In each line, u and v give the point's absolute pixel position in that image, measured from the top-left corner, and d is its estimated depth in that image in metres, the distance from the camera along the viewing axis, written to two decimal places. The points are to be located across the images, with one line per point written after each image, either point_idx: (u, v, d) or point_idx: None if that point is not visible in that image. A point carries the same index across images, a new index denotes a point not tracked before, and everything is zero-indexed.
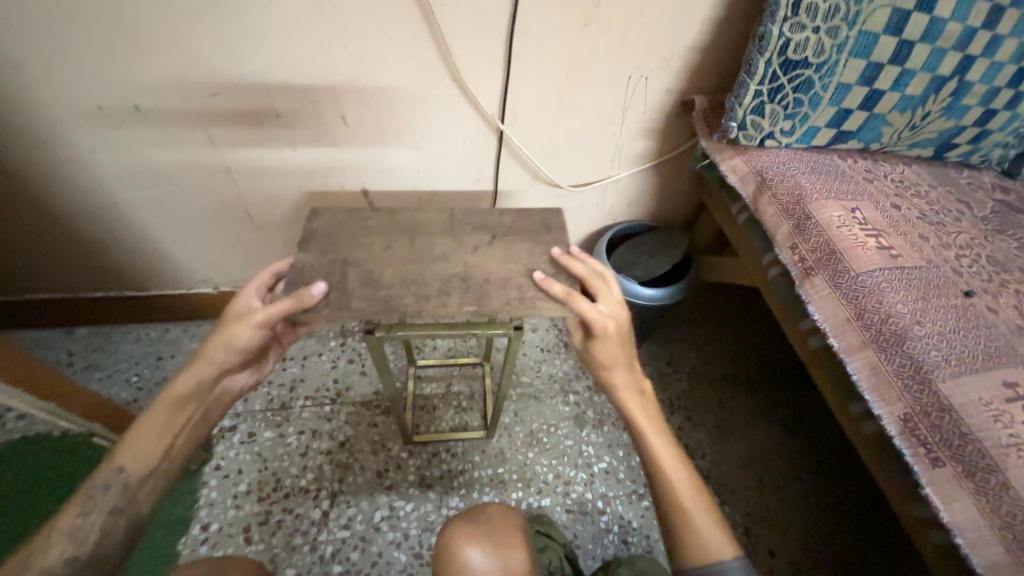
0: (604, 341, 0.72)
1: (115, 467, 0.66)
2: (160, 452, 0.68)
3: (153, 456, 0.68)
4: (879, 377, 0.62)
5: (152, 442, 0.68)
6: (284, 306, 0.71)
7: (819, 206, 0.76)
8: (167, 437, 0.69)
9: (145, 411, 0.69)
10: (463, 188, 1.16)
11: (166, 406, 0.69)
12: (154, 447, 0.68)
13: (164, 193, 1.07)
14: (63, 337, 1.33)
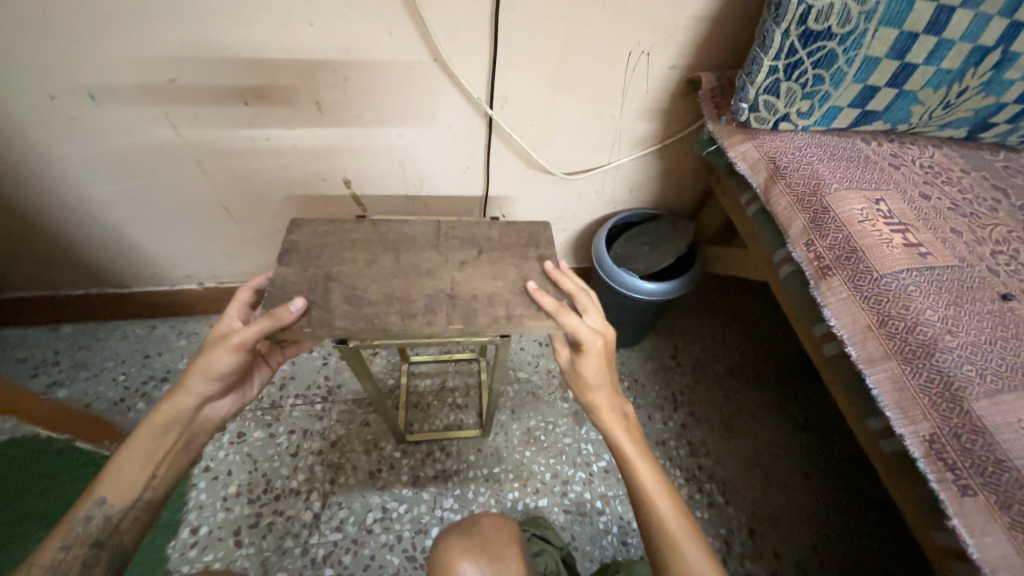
0: (588, 362, 0.69)
1: (95, 500, 0.64)
2: (140, 485, 0.65)
3: (135, 488, 0.65)
4: (903, 393, 0.56)
5: (135, 478, 0.65)
6: (260, 326, 0.65)
7: (838, 198, 0.68)
8: (149, 467, 0.66)
9: (127, 441, 0.66)
10: (454, 177, 1.08)
11: (149, 434, 0.66)
12: (133, 479, 0.65)
13: (137, 185, 1.02)
14: (48, 335, 1.29)
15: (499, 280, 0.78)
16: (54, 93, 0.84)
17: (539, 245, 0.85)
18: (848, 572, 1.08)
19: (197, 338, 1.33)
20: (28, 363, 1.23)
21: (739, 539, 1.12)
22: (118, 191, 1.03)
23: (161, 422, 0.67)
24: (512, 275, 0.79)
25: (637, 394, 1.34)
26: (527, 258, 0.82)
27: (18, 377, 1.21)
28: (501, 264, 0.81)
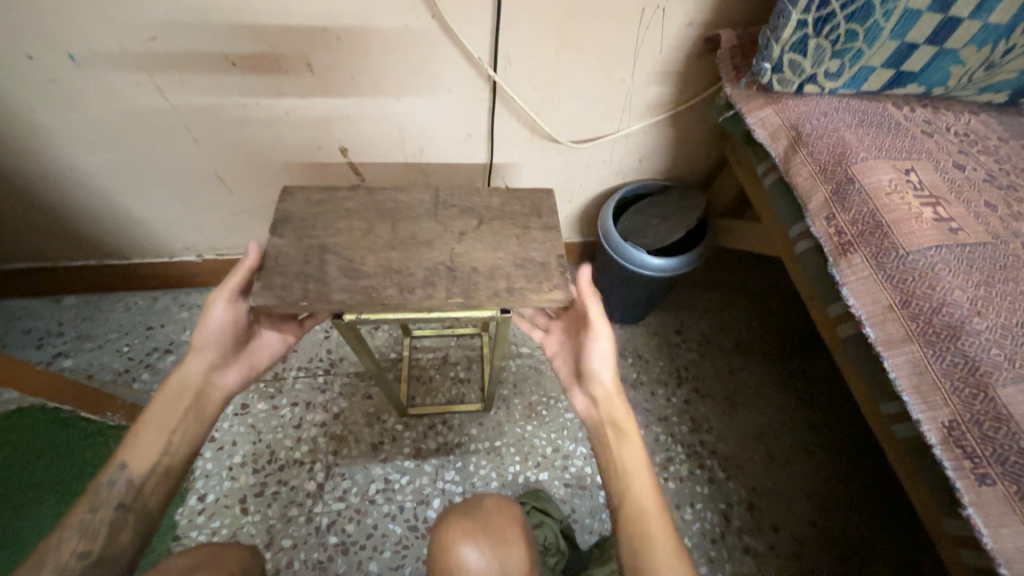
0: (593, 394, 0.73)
1: (116, 466, 0.64)
2: (157, 448, 0.66)
3: (153, 452, 0.65)
4: (923, 378, 0.53)
5: (150, 442, 0.66)
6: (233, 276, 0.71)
7: (865, 168, 0.63)
8: (164, 431, 0.67)
9: (144, 412, 0.68)
10: (456, 145, 1.03)
11: (163, 401, 0.68)
12: (149, 443, 0.66)
13: (126, 153, 0.98)
14: (51, 306, 1.29)
15: (499, 250, 0.75)
16: (32, 53, 0.79)
17: (541, 216, 0.80)
18: (846, 548, 1.09)
19: (198, 310, 1.32)
20: (33, 334, 1.23)
21: (738, 514, 1.12)
22: (108, 159, 0.99)
23: (173, 388, 0.69)
24: (513, 247, 0.76)
25: (640, 371, 1.32)
26: (530, 229, 0.78)
27: (23, 347, 1.21)
28: (502, 235, 0.77)
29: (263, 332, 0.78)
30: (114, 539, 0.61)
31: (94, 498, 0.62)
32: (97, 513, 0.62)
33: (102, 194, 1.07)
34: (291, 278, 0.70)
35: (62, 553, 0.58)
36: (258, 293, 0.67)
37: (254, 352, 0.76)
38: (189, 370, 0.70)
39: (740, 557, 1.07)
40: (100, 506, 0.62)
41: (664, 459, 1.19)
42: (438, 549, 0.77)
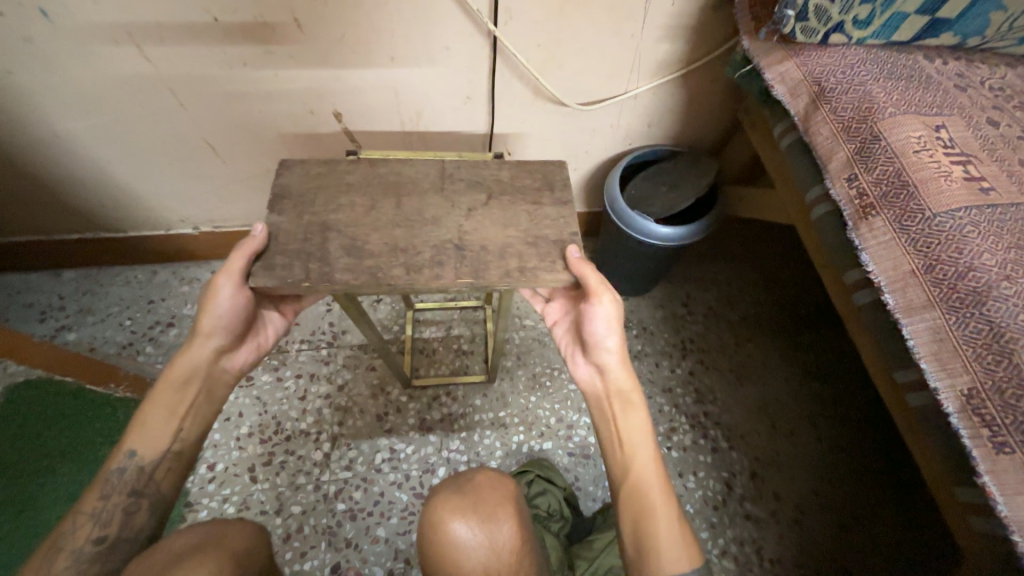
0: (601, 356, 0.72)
1: (124, 455, 0.64)
2: (168, 434, 0.66)
3: (165, 437, 0.66)
4: (944, 345, 0.51)
5: (161, 428, 0.65)
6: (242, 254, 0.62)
7: (892, 125, 0.59)
8: (173, 419, 0.66)
9: (148, 396, 0.66)
10: (455, 108, 0.98)
11: (168, 387, 0.66)
12: (160, 428, 0.65)
13: (114, 119, 0.95)
14: (50, 280, 1.27)
15: (510, 227, 0.68)
16: (4, 10, 0.75)
17: (554, 189, 0.73)
18: (845, 512, 1.10)
19: (199, 284, 1.30)
20: (35, 308, 1.23)
21: (739, 483, 1.13)
22: (95, 127, 0.96)
23: (178, 374, 0.67)
24: (525, 223, 0.69)
25: (645, 342, 1.31)
26: (541, 204, 0.71)
27: (26, 322, 1.21)
28: (511, 209, 0.70)
29: (265, 311, 0.75)
30: (133, 517, 0.62)
31: (104, 485, 0.63)
32: (109, 500, 0.62)
33: (92, 163, 1.04)
34: (293, 256, 0.63)
35: (78, 539, 0.59)
36: (258, 273, 0.62)
37: (259, 331, 0.74)
38: (197, 356, 0.67)
39: (741, 523, 1.09)
40: (111, 492, 0.62)
41: (668, 429, 1.19)
42: (430, 528, 0.73)
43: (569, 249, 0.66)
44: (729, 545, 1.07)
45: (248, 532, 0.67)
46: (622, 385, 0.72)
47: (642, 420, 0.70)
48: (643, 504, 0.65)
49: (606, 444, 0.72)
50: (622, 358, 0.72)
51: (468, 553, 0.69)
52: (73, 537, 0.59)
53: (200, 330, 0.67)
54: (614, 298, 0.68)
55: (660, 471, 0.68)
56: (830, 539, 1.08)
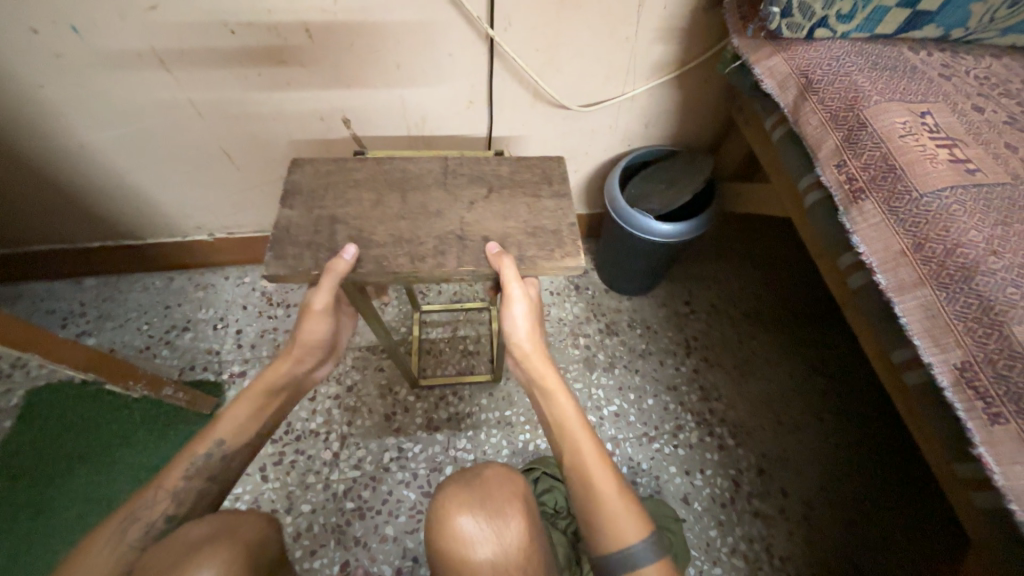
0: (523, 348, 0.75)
1: (212, 442, 0.70)
2: (252, 430, 0.73)
3: (247, 431, 0.73)
4: (935, 320, 0.52)
5: (246, 422, 0.73)
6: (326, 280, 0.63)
7: (878, 112, 0.61)
8: (261, 417, 0.74)
9: (241, 396, 0.73)
10: (458, 113, 1.02)
11: (265, 391, 0.74)
12: (247, 424, 0.72)
13: (136, 130, 1.00)
14: (73, 287, 1.32)
15: (509, 219, 0.71)
16: (38, 27, 0.80)
17: (553, 183, 0.75)
18: (856, 510, 1.09)
19: (214, 289, 1.34)
20: (58, 314, 1.28)
21: (747, 479, 1.13)
22: (119, 137, 1.01)
23: (269, 384, 0.74)
24: (524, 216, 0.71)
25: (649, 341, 1.32)
26: (540, 197, 0.74)
27: (49, 327, 1.26)
28: (511, 202, 0.72)
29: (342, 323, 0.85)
30: (154, 506, 0.64)
31: (189, 465, 0.68)
32: (191, 481, 0.67)
33: (114, 173, 1.10)
34: (302, 248, 0.66)
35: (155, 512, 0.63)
36: (270, 264, 0.65)
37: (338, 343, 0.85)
38: (296, 368, 0.77)
39: (750, 520, 1.08)
40: (195, 474, 0.68)
41: (674, 426, 1.20)
42: (437, 523, 0.69)
43: (486, 246, 0.67)
44: (739, 542, 1.06)
45: (259, 524, 0.63)
46: (541, 372, 0.74)
47: (568, 401, 0.73)
48: (585, 483, 0.68)
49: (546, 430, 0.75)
50: (536, 344, 0.75)
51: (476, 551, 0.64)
52: (151, 511, 0.64)
53: (297, 345, 0.75)
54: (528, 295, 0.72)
55: (597, 448, 0.70)
56: (841, 536, 1.06)
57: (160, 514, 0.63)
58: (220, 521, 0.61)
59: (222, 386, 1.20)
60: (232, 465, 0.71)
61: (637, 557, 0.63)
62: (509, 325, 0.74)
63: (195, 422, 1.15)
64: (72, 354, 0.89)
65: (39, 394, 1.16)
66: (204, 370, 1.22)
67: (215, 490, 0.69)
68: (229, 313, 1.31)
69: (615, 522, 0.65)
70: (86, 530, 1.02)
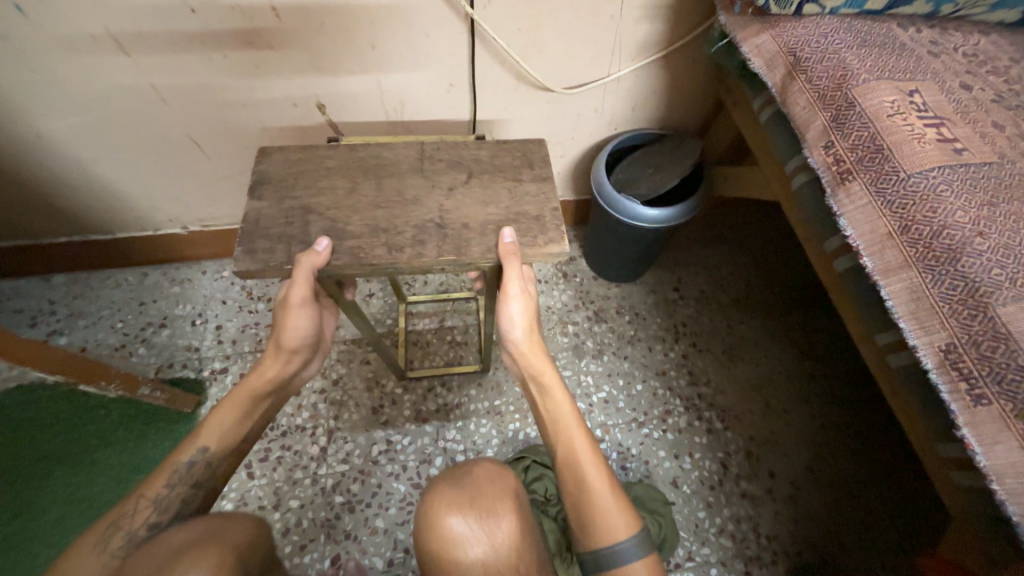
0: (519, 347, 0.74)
1: (195, 450, 0.68)
2: (240, 436, 0.72)
3: (235, 436, 0.71)
4: (921, 303, 0.51)
5: (232, 427, 0.71)
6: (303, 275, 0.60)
7: (867, 90, 0.60)
8: (248, 422, 0.73)
9: (223, 402, 0.71)
10: (439, 97, 0.99)
11: (246, 399, 0.72)
12: (234, 429, 0.71)
13: (97, 118, 0.95)
14: (40, 285, 1.27)
15: (490, 206, 0.68)
16: None
17: (535, 167, 0.73)
18: (840, 487, 1.11)
19: (191, 284, 1.30)
20: (25, 314, 1.22)
21: (735, 462, 1.14)
22: (78, 126, 0.96)
23: (255, 388, 0.73)
24: (506, 202, 0.69)
25: (638, 327, 1.32)
26: (522, 182, 0.71)
27: (16, 327, 1.20)
28: (491, 188, 0.70)
29: (325, 320, 0.83)
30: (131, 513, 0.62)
31: (171, 473, 0.66)
32: (174, 489, 0.65)
33: (76, 164, 1.04)
34: (274, 240, 0.63)
35: (136, 522, 0.61)
36: (240, 258, 0.62)
37: (322, 342, 0.84)
38: (284, 371, 0.75)
39: (738, 501, 1.10)
40: (177, 482, 0.65)
41: (663, 411, 1.20)
42: (426, 522, 0.68)
43: (503, 231, 0.65)
44: (727, 523, 1.08)
45: (252, 526, 0.60)
46: (537, 369, 0.74)
47: (564, 399, 0.74)
48: (577, 480, 0.70)
49: (541, 426, 0.77)
50: (533, 341, 0.74)
51: (467, 551, 0.64)
52: (132, 522, 0.62)
53: (283, 347, 0.73)
54: (526, 293, 0.71)
55: (591, 446, 0.72)
56: (826, 514, 1.09)
57: (140, 524, 0.61)
58: (212, 525, 0.58)
59: (203, 383, 1.17)
60: (214, 468, 0.68)
61: (625, 554, 0.65)
62: (506, 321, 0.73)
63: (176, 421, 1.12)
64: (39, 356, 0.85)
65: (10, 397, 1.11)
66: (183, 368, 1.18)
67: (201, 496, 0.67)
68: (208, 308, 1.27)
69: (606, 520, 0.67)
70: (65, 534, 0.99)
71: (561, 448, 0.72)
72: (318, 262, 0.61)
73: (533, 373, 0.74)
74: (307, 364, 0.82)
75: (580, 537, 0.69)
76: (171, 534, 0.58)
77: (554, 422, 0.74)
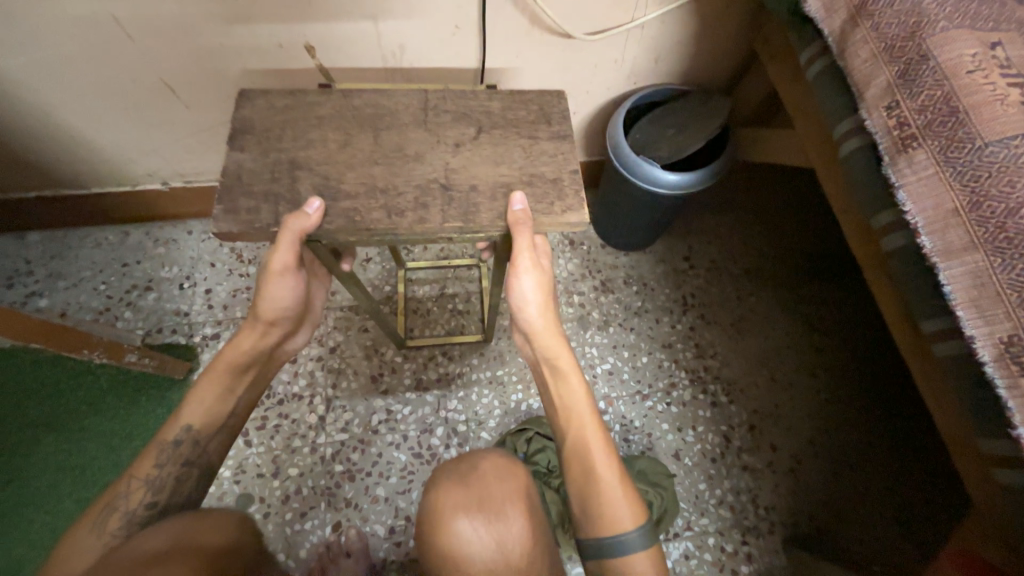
0: (533, 328, 0.69)
1: (180, 428, 0.65)
2: (224, 412, 0.68)
3: (219, 415, 0.68)
4: (986, 290, 0.46)
5: (217, 404, 0.67)
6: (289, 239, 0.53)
7: (944, 42, 0.52)
8: (229, 398, 0.69)
9: (202, 378, 0.67)
10: (442, 40, 0.88)
11: (226, 373, 0.67)
12: (216, 406, 0.67)
13: (53, 56, 0.83)
14: (15, 244, 1.19)
15: (502, 165, 0.61)
16: None
17: (552, 122, 0.65)
18: (840, 462, 1.11)
19: (176, 245, 1.22)
20: (1, 274, 1.15)
21: (738, 435, 1.14)
22: (32, 64, 0.84)
23: (232, 362, 0.68)
24: (519, 161, 0.61)
25: (646, 298, 1.27)
26: (537, 139, 0.63)
27: None
28: (504, 145, 0.62)
29: (314, 289, 0.77)
30: (128, 499, 0.60)
31: (158, 453, 0.63)
32: (163, 469, 0.63)
33: (36, 110, 0.94)
34: (258, 199, 0.56)
35: (131, 503, 0.60)
36: (221, 220, 0.55)
37: (311, 311, 0.78)
38: (262, 343, 0.70)
39: (738, 474, 1.10)
40: (166, 461, 0.63)
41: (667, 384, 1.18)
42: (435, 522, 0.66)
43: (513, 196, 0.58)
44: (726, 494, 1.08)
45: (231, 530, 0.57)
46: (552, 352, 0.70)
47: (579, 385, 0.70)
48: (586, 470, 0.68)
49: (551, 410, 0.74)
50: (548, 322, 0.69)
51: (469, 551, 0.62)
52: (126, 501, 0.60)
53: (259, 317, 0.67)
54: (541, 269, 0.65)
55: (602, 435, 0.69)
56: (824, 487, 1.09)
57: (134, 505, 0.60)
58: (188, 527, 0.55)
59: (195, 350, 1.12)
60: (200, 447, 0.65)
61: (628, 545, 0.64)
62: (518, 299, 0.67)
63: (168, 388, 1.09)
64: (14, 326, 0.78)
65: None
66: (173, 333, 1.13)
67: (193, 475, 0.65)
68: (196, 271, 1.20)
69: (613, 511, 0.66)
70: (60, 500, 0.98)
71: (571, 435, 0.70)
72: (310, 229, 0.54)
73: (547, 355, 0.70)
74: (290, 335, 0.76)
75: (584, 524, 0.68)
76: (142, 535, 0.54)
77: (565, 408, 0.71)
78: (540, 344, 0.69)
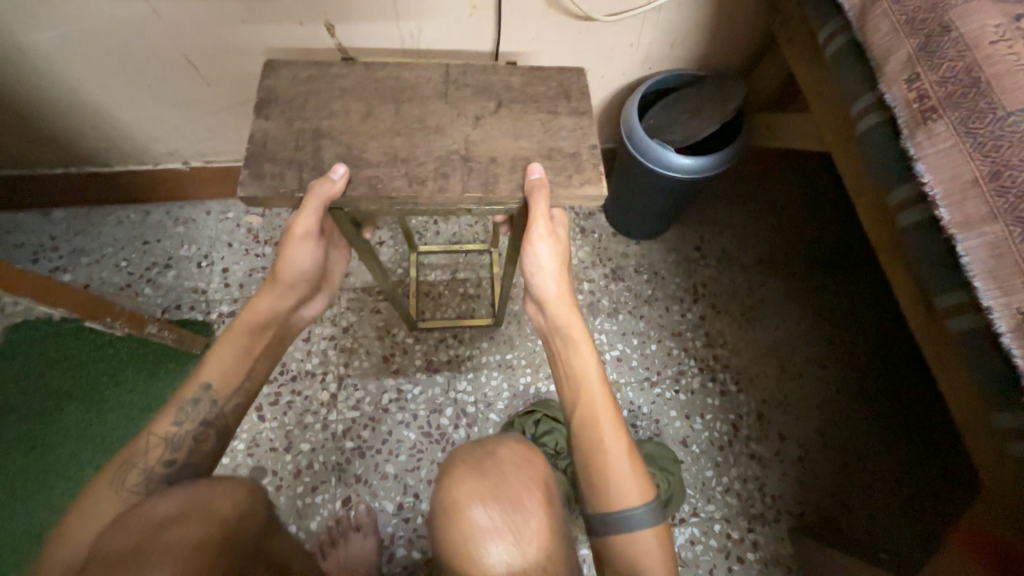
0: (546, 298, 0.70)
1: (199, 387, 0.66)
2: (242, 371, 0.70)
3: (237, 374, 0.69)
4: (1003, 261, 0.46)
5: (236, 363, 0.69)
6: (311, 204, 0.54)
7: (967, 13, 0.52)
8: (248, 359, 0.70)
9: (222, 337, 0.69)
10: (460, 21, 0.88)
11: (246, 332, 0.69)
12: (234, 367, 0.69)
13: (82, 31, 0.86)
14: (40, 220, 1.22)
15: (521, 138, 0.61)
16: None
17: (571, 98, 0.65)
18: (849, 453, 1.10)
19: (195, 225, 1.25)
20: (27, 249, 1.19)
21: (746, 424, 1.13)
22: (63, 39, 0.87)
23: (251, 322, 0.69)
24: (538, 135, 0.62)
25: (656, 286, 1.27)
26: (556, 113, 0.64)
27: (20, 261, 1.17)
28: (523, 119, 0.63)
29: (334, 256, 0.79)
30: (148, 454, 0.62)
31: (178, 412, 0.65)
32: (183, 427, 0.65)
33: (65, 85, 0.96)
34: (283, 165, 0.57)
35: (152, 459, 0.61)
36: (246, 184, 0.56)
37: (329, 280, 0.80)
38: (277, 305, 0.71)
39: (745, 462, 1.10)
40: (186, 420, 0.65)
41: (676, 371, 1.18)
42: (447, 511, 0.61)
43: (531, 166, 0.59)
44: (733, 482, 1.08)
45: (241, 503, 0.54)
46: (564, 323, 0.71)
47: (590, 356, 0.71)
48: (594, 443, 0.69)
49: (561, 382, 0.74)
50: (562, 294, 0.70)
51: (487, 546, 0.57)
52: (147, 457, 0.62)
53: (279, 280, 0.69)
54: (556, 239, 0.66)
55: (612, 409, 0.70)
56: (832, 477, 1.09)
57: (155, 461, 0.62)
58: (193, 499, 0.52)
59: (212, 326, 1.15)
60: (220, 408, 0.67)
61: (635, 519, 0.65)
62: (533, 266, 0.68)
63: (186, 362, 1.11)
64: (41, 290, 0.81)
65: (20, 332, 1.10)
66: (191, 310, 1.16)
67: (211, 436, 0.67)
68: (213, 251, 1.23)
69: (621, 485, 0.66)
70: (81, 466, 1.01)
71: (581, 408, 0.71)
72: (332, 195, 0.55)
73: (560, 324, 0.71)
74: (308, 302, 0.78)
75: (591, 497, 0.68)
76: (149, 503, 0.52)
77: (575, 380, 0.72)
78: (552, 313, 0.71)
